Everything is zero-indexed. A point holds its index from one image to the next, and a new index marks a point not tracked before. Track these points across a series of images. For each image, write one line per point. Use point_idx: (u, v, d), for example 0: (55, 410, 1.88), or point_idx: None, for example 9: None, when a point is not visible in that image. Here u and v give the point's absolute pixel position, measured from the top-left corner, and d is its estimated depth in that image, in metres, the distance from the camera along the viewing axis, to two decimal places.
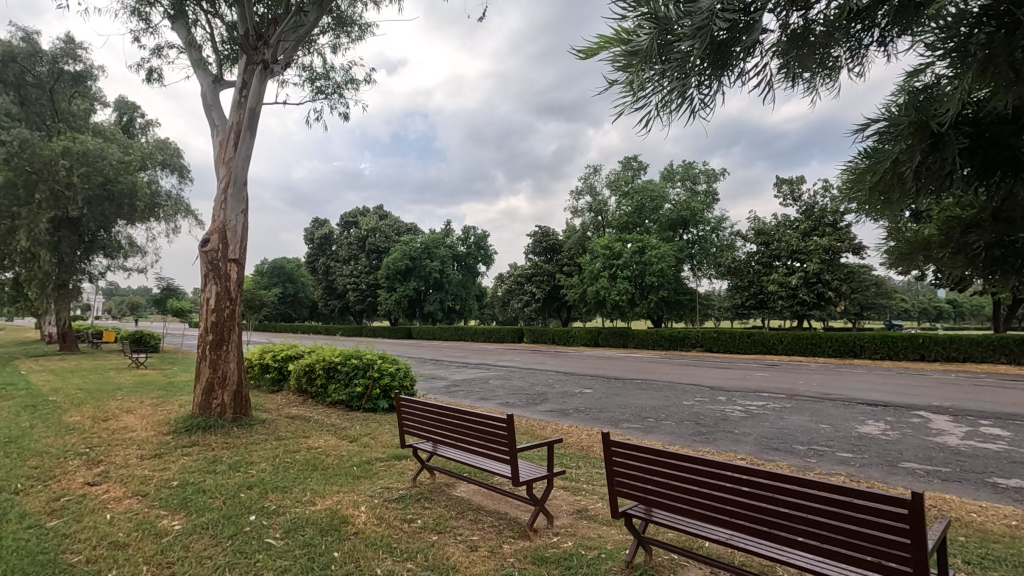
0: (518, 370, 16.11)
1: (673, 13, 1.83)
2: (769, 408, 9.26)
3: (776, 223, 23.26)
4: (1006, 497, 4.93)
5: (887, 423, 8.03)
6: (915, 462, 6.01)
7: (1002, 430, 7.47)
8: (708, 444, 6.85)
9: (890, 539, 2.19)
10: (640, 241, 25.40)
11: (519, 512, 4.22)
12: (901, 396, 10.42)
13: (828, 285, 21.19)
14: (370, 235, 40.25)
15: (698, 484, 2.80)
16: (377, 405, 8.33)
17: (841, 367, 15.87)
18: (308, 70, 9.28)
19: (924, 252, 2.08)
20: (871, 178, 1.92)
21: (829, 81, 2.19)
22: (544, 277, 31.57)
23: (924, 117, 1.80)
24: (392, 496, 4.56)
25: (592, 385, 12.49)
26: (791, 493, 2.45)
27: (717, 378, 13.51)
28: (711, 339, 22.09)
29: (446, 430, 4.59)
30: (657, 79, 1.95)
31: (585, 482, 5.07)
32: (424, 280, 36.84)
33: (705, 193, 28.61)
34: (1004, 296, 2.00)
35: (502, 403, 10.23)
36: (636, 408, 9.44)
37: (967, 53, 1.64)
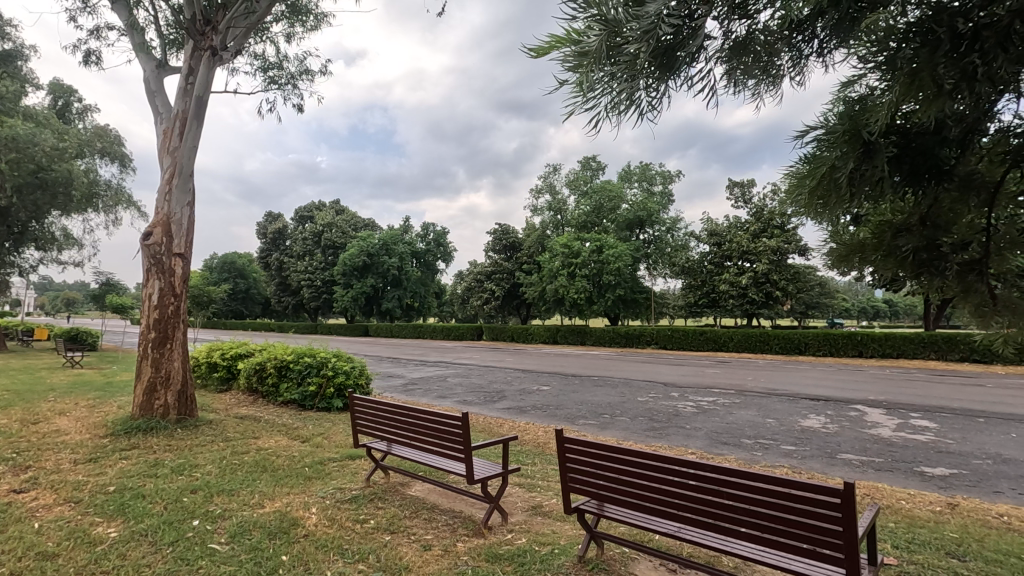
0: (476, 368, 16.11)
1: (623, 15, 1.71)
2: (719, 404, 9.60)
3: (727, 225, 24.09)
4: (932, 484, 5.27)
5: (827, 416, 8.45)
6: (852, 453, 6.36)
7: (931, 422, 7.96)
8: (661, 438, 7.05)
9: (825, 527, 2.31)
10: (598, 240, 25.80)
11: (474, 510, 4.22)
12: (841, 391, 10.98)
13: (776, 285, 22.08)
14: (327, 230, 39.42)
15: (646, 479, 2.88)
16: (331, 404, 8.16)
17: (786, 363, 16.60)
18: (260, 59, 9.00)
19: (861, 255, 2.10)
20: (810, 183, 1.96)
21: (773, 89, 2.25)
22: (504, 275, 31.66)
23: (858, 126, 1.86)
24: (345, 497, 4.48)
25: (550, 381, 12.66)
26: (733, 485, 2.53)
27: (670, 374, 13.91)
28: (666, 336, 22.65)
29: (400, 429, 4.54)
30: (608, 81, 1.82)
31: (540, 479, 5.11)
32: (382, 276, 36.27)
33: (660, 194, 29.31)
34: (932, 296, 2.08)
35: (460, 401, 10.20)
36: (591, 405, 9.59)
37: (895, 67, 1.72)
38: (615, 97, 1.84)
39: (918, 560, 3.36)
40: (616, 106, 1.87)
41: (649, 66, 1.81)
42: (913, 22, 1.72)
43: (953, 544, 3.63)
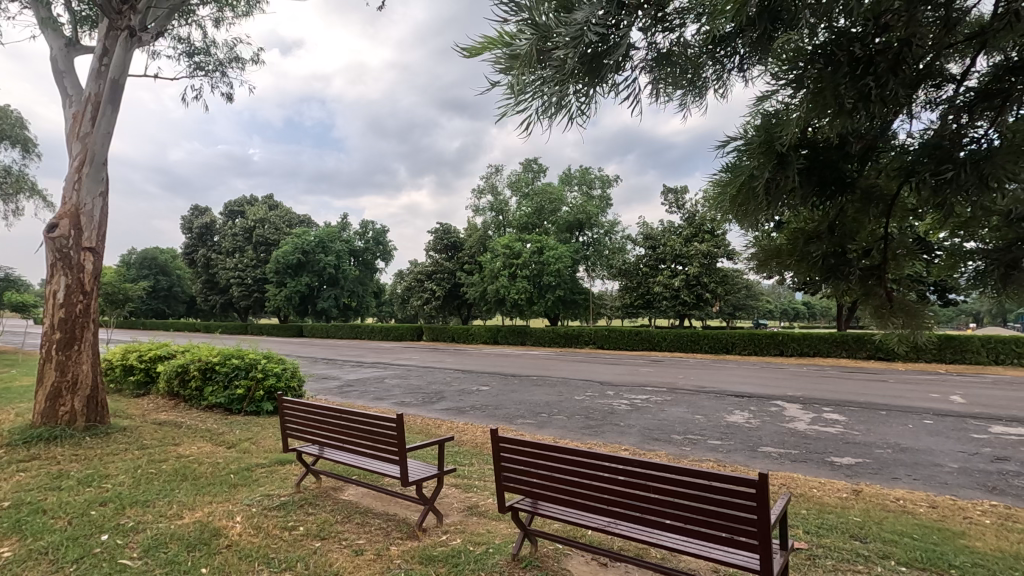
0: (415, 369, 15.90)
1: (551, 22, 1.68)
2: (651, 401, 9.95)
3: (662, 229, 25.04)
4: (840, 473, 5.71)
5: (750, 412, 8.95)
6: (772, 446, 6.76)
7: (841, 416, 8.60)
8: (596, 436, 7.22)
9: (741, 516, 2.44)
10: (539, 242, 26.13)
11: (408, 512, 4.17)
12: (762, 388, 11.66)
13: (706, 287, 23.15)
14: (259, 226, 37.73)
15: (578, 475, 2.94)
16: (260, 407, 7.80)
17: (714, 362, 17.45)
18: (185, 43, 8.49)
19: (779, 259, 2.23)
20: (731, 192, 2.05)
21: (699, 99, 2.36)
22: (444, 275, 31.41)
23: (771, 139, 1.98)
24: (273, 504, 4.30)
25: (490, 382, 12.67)
26: (660, 479, 2.64)
27: (607, 373, 14.29)
28: (603, 336, 23.25)
29: (332, 432, 4.41)
30: (539, 85, 1.77)
31: (477, 479, 5.11)
32: (317, 274, 35.03)
33: (600, 197, 30.02)
34: (839, 299, 2.25)
35: (398, 402, 10.03)
36: (530, 404, 9.70)
37: (804, 85, 1.83)
38: (546, 101, 1.79)
39: (825, 544, 3.62)
40: (546, 110, 1.82)
41: (578, 71, 1.78)
42: (820, 43, 1.84)
43: (856, 528, 3.94)
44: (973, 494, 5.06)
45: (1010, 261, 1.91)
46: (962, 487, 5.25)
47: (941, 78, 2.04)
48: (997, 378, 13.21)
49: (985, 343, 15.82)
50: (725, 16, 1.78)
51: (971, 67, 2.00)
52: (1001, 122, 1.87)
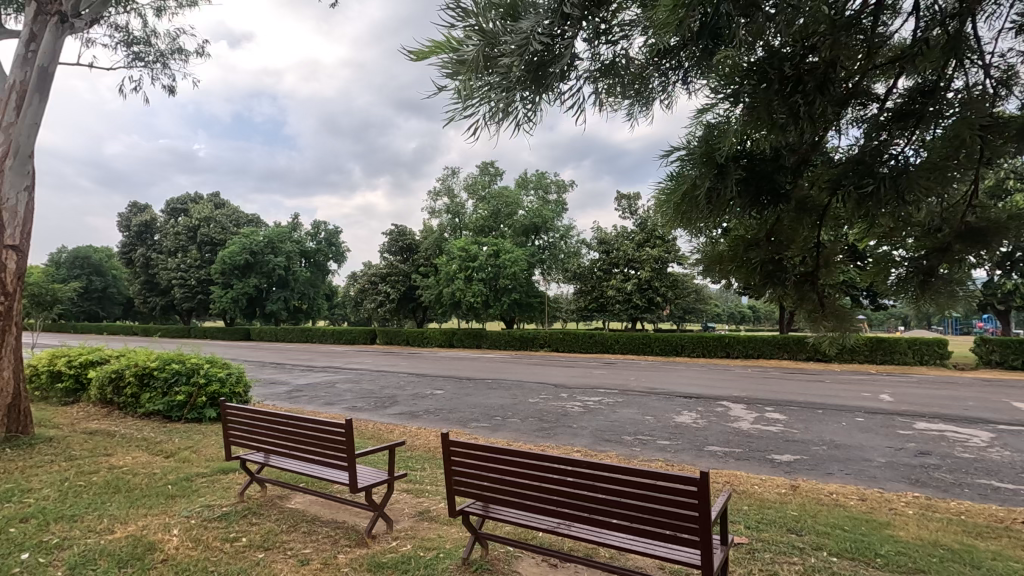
0: (368, 373, 15.61)
1: (499, 28, 1.62)
2: (604, 403, 10.12)
3: (615, 234, 25.55)
4: (780, 470, 5.97)
5: (697, 412, 9.26)
6: (717, 445, 7.01)
7: (781, 415, 9.01)
8: (549, 438, 7.29)
9: (682, 514, 2.53)
10: (495, 245, 26.24)
11: (358, 519, 4.09)
12: (710, 389, 12.06)
13: (657, 291, 23.79)
14: (203, 225, 36.18)
15: (527, 477, 2.97)
16: (202, 414, 7.47)
17: (665, 364, 17.91)
18: (122, 32, 8.07)
19: (722, 266, 2.27)
20: (676, 199, 2.08)
21: (645, 110, 2.43)
22: (399, 278, 31.01)
23: (711, 150, 2.02)
24: (213, 514, 4.13)
25: (444, 386, 12.57)
26: (607, 479, 2.69)
27: (561, 375, 14.45)
28: (558, 339, 23.54)
29: (278, 439, 4.28)
30: (487, 91, 1.70)
31: (429, 483, 5.07)
32: (266, 276, 33.88)
33: (555, 202, 30.37)
34: (776, 305, 2.31)
35: (349, 407, 9.82)
36: (484, 407, 9.69)
37: (742, 100, 1.91)
38: (494, 106, 1.72)
39: (764, 538, 3.78)
40: (493, 117, 1.76)
41: (525, 80, 1.71)
42: (755, 60, 1.92)
43: (792, 521, 4.13)
44: (897, 487, 5.40)
45: (927, 268, 2.05)
46: (889, 480, 5.59)
47: (864, 97, 2.19)
48: (922, 378, 14.13)
49: (911, 344, 16.91)
50: (668, 31, 1.83)
51: (891, 88, 2.16)
52: (917, 141, 2.02)
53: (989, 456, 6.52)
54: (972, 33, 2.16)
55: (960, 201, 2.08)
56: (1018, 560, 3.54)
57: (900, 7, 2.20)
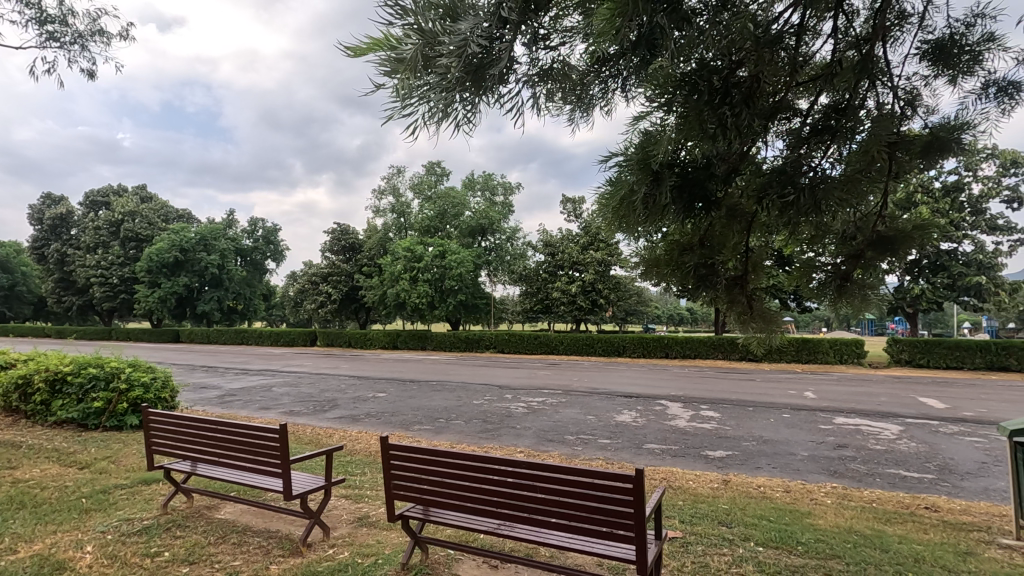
0: (308, 376, 15.08)
1: (437, 27, 1.60)
2: (547, 403, 10.25)
3: (560, 236, 25.93)
4: (713, 465, 6.23)
5: (637, 411, 9.53)
6: (655, 443, 7.25)
7: (714, 412, 9.43)
8: (492, 439, 7.31)
9: (618, 511, 2.59)
10: (441, 246, 26.02)
11: (293, 528, 3.94)
12: (649, 388, 12.44)
13: (600, 294, 24.32)
14: (127, 219, 33.93)
15: (469, 479, 2.95)
16: (123, 422, 6.99)
17: (608, 365, 18.33)
18: (34, 9, 7.43)
19: (661, 269, 2.31)
20: (615, 204, 2.08)
21: (586, 115, 2.46)
22: (341, 278, 30.19)
23: (647, 156, 2.05)
24: (133, 528, 3.87)
25: (386, 388, 12.33)
26: (547, 480, 2.72)
27: (506, 377, 14.51)
28: (503, 340, 23.61)
29: (206, 446, 4.06)
30: (426, 91, 1.69)
31: (368, 488, 4.96)
32: (197, 274, 32.12)
33: (502, 204, 30.50)
34: (708, 308, 2.40)
35: (286, 412, 9.45)
36: (427, 410, 9.57)
37: (675, 108, 1.97)
38: (433, 107, 1.72)
39: (696, 531, 3.93)
40: (432, 117, 1.76)
41: (464, 82, 1.71)
42: (688, 71, 1.99)
43: (723, 514, 4.33)
44: (818, 478, 5.76)
45: (842, 273, 2.24)
46: (810, 472, 5.96)
47: (789, 111, 2.33)
48: (841, 376, 15.14)
49: (832, 345, 18.07)
50: (606, 39, 1.88)
51: (811, 103, 2.30)
52: (833, 155, 2.17)
53: (898, 447, 7.07)
54: (882, 57, 2.35)
55: (871, 212, 2.26)
56: (921, 541, 3.85)
57: (819, 29, 2.35)
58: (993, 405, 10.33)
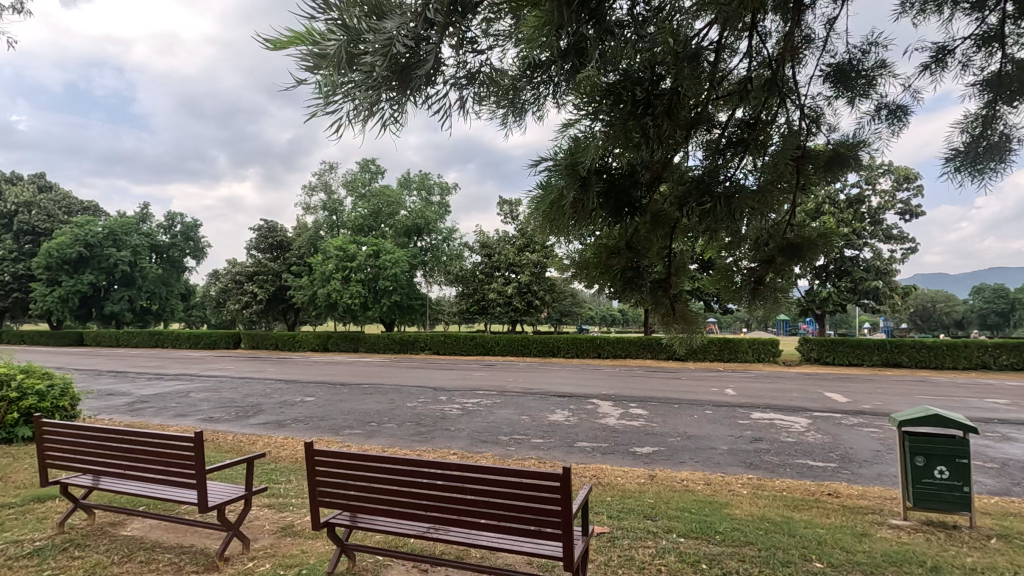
0: (230, 380, 14.28)
1: (362, 25, 1.56)
2: (482, 405, 10.25)
3: (497, 238, 26.05)
4: (640, 461, 6.47)
5: (570, 410, 9.71)
6: (586, 441, 7.42)
7: (643, 410, 9.78)
8: (425, 442, 7.22)
9: (547, 509, 2.63)
10: (374, 245, 25.43)
11: (209, 542, 3.73)
12: (581, 388, 12.71)
13: (536, 295, 24.62)
14: (23, 211, 30.83)
15: (397, 483, 2.90)
16: (13, 434, 6.36)
17: (542, 365, 18.59)
18: None
19: (592, 272, 2.33)
20: (546, 208, 2.09)
21: (519, 120, 2.46)
22: (268, 277, 28.81)
23: (576, 163, 2.08)
24: (22, 551, 3.52)
25: (316, 392, 11.89)
26: (477, 480, 2.73)
27: (440, 379, 14.37)
28: (439, 342, 23.40)
29: (112, 457, 3.76)
30: (351, 89, 1.63)
31: (293, 495, 4.77)
32: (105, 272, 29.62)
33: (438, 204, 30.22)
34: (636, 309, 2.46)
35: (204, 418, 8.91)
36: (359, 414, 9.32)
37: (601, 117, 2.02)
38: (358, 105, 1.68)
39: (623, 525, 4.07)
40: (357, 116, 1.71)
41: (389, 81, 1.68)
42: (613, 81, 2.05)
43: (649, 509, 4.50)
44: (735, 470, 6.12)
45: (756, 277, 2.40)
46: (729, 465, 6.32)
47: (707, 124, 2.45)
48: (758, 374, 16.12)
49: (751, 344, 19.21)
50: (534, 45, 1.91)
51: (728, 116, 2.43)
52: (748, 167, 2.29)
53: (806, 439, 7.63)
54: (791, 77, 2.53)
55: (781, 220, 2.44)
56: (824, 525, 4.16)
57: (736, 47, 2.50)
58: (887, 398, 11.35)
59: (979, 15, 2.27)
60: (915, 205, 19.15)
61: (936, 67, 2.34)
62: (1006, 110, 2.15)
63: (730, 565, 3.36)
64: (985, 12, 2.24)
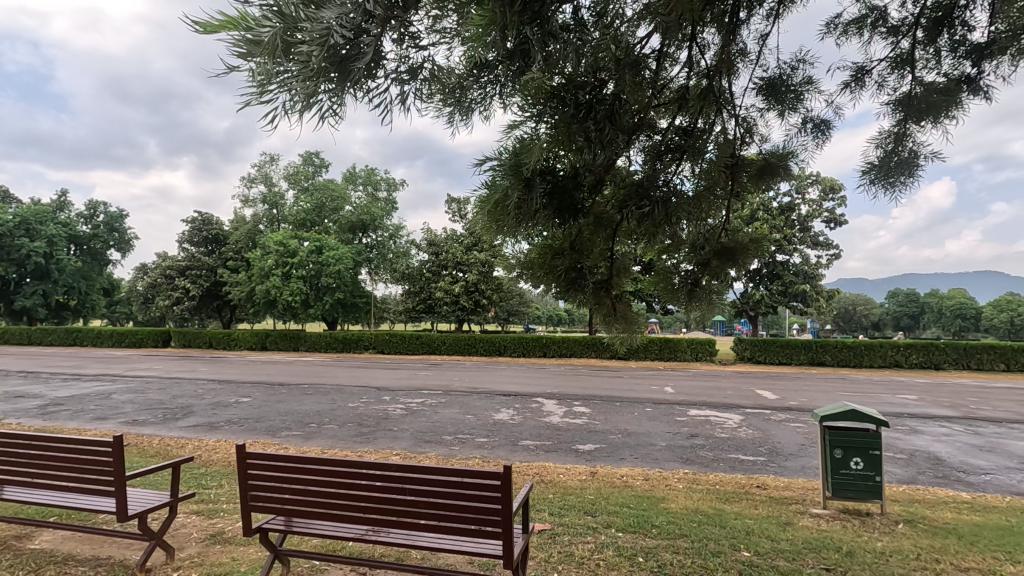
0: (157, 380, 13.47)
1: (299, 11, 1.50)
2: (426, 405, 10.14)
3: (445, 236, 25.86)
4: (583, 459, 6.58)
5: (514, 409, 9.76)
6: (531, 439, 7.49)
7: (585, 408, 9.97)
8: (367, 443, 7.07)
9: (486, 507, 2.64)
10: (317, 241, 24.65)
11: (129, 553, 3.50)
12: (526, 387, 12.79)
13: (483, 294, 24.60)
14: None
15: (334, 485, 2.82)
16: None
17: (489, 365, 18.60)
18: None
19: (538, 271, 2.34)
20: (489, 208, 2.09)
21: (466, 119, 2.45)
22: (202, 272, 27.35)
23: (520, 164, 2.08)
24: None
25: (251, 393, 11.41)
26: (417, 481, 2.70)
27: (384, 378, 14.12)
28: (384, 341, 22.98)
29: (19, 464, 3.46)
30: (287, 79, 1.59)
31: (224, 500, 4.56)
32: (15, 264, 27.24)
33: (385, 200, 29.65)
34: (579, 309, 2.48)
35: (127, 421, 8.36)
36: (297, 415, 9.01)
37: (546, 119, 2.05)
38: (294, 97, 1.63)
39: (563, 522, 4.13)
40: (294, 107, 1.66)
41: (328, 72, 1.63)
42: (558, 84, 2.08)
43: (590, 504, 4.58)
44: (672, 466, 6.34)
45: (692, 280, 2.49)
46: (666, 460, 6.54)
47: (650, 130, 2.50)
48: (695, 372, 16.77)
49: (690, 344, 19.94)
50: (478, 43, 1.90)
51: (668, 123, 2.49)
52: (687, 172, 2.37)
53: (738, 434, 8.01)
54: (727, 88, 2.64)
55: (716, 226, 2.54)
56: (752, 516, 4.38)
57: (677, 57, 2.59)
58: (810, 395, 12.08)
59: (895, 39, 2.45)
60: (839, 214, 20.48)
61: (856, 85, 2.51)
62: (915, 129, 2.33)
63: (664, 557, 3.48)
64: (899, 37, 2.43)
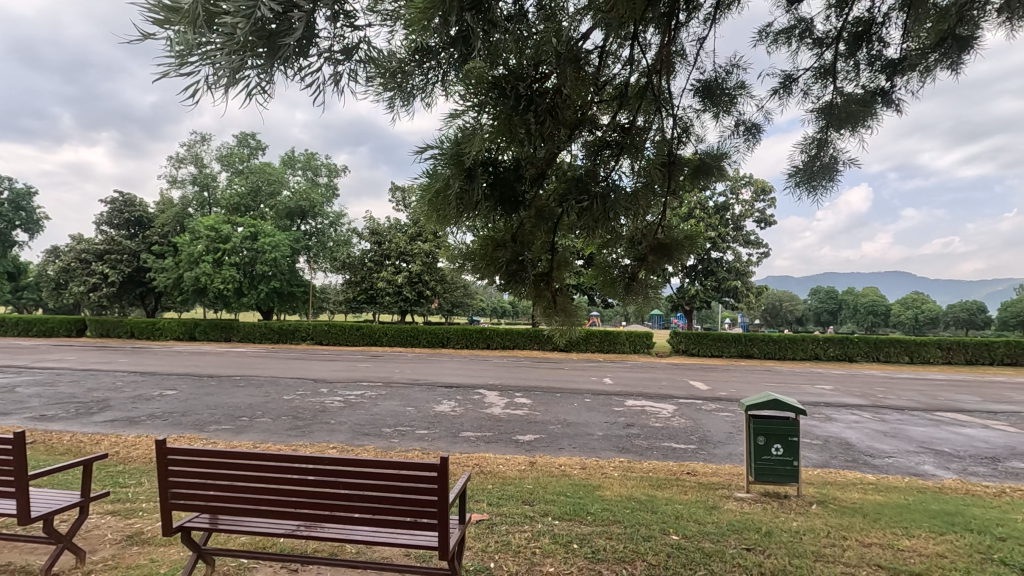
0: (69, 373, 12.47)
1: None
2: (365, 397, 9.94)
3: (388, 225, 25.30)
4: (523, 449, 6.65)
5: (456, 401, 9.73)
6: (472, 431, 7.50)
7: (526, 400, 10.07)
8: (303, 436, 6.86)
9: (422, 499, 2.61)
10: (252, 226, 23.47)
11: (32, 559, 3.22)
12: (468, 379, 12.78)
13: (426, 285, 24.28)
14: None
15: (264, 480, 2.72)
16: None
17: (431, 356, 18.45)
18: None
19: (481, 262, 2.31)
20: (429, 196, 2.05)
21: (408, 104, 2.40)
22: (122, 257, 25.50)
23: (461, 154, 2.05)
24: None
25: (177, 385, 10.79)
26: (351, 474, 2.64)
27: (321, 370, 13.71)
28: (322, 331, 22.29)
29: None
30: (209, 52, 1.50)
31: (143, 499, 4.31)
32: None
33: (325, 185, 28.63)
34: (521, 301, 2.48)
35: (34, 417, 7.69)
36: (227, 408, 8.59)
37: (487, 110, 2.02)
38: (218, 70, 1.53)
39: (501, 512, 4.16)
40: (217, 82, 1.56)
41: (257, 48, 1.55)
42: (500, 74, 2.07)
43: (528, 494, 4.65)
44: (608, 454, 6.53)
45: (630, 273, 2.55)
46: (603, 449, 6.73)
47: (593, 125, 2.53)
48: (633, 364, 17.30)
49: (629, 337, 20.54)
50: (417, 28, 1.86)
51: (609, 119, 2.53)
52: (625, 167, 2.42)
53: (671, 423, 8.34)
54: (666, 88, 2.71)
55: (653, 222, 2.62)
56: (682, 501, 4.58)
57: (618, 54, 2.64)
58: (738, 385, 12.74)
59: (819, 51, 2.60)
60: (769, 215, 21.58)
61: (784, 92, 2.65)
62: (835, 136, 2.49)
63: (598, 543, 3.58)
64: (823, 48, 2.58)
